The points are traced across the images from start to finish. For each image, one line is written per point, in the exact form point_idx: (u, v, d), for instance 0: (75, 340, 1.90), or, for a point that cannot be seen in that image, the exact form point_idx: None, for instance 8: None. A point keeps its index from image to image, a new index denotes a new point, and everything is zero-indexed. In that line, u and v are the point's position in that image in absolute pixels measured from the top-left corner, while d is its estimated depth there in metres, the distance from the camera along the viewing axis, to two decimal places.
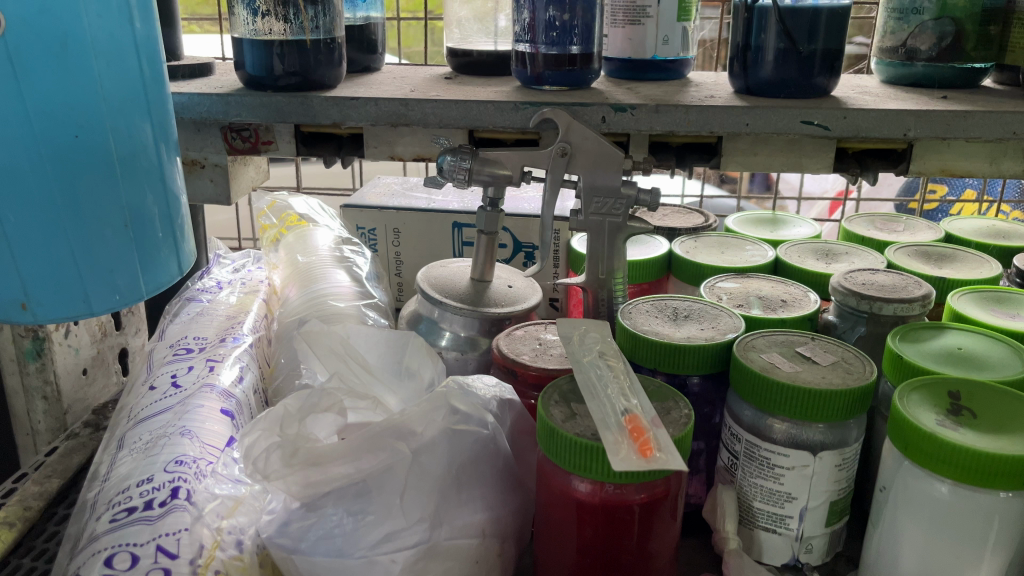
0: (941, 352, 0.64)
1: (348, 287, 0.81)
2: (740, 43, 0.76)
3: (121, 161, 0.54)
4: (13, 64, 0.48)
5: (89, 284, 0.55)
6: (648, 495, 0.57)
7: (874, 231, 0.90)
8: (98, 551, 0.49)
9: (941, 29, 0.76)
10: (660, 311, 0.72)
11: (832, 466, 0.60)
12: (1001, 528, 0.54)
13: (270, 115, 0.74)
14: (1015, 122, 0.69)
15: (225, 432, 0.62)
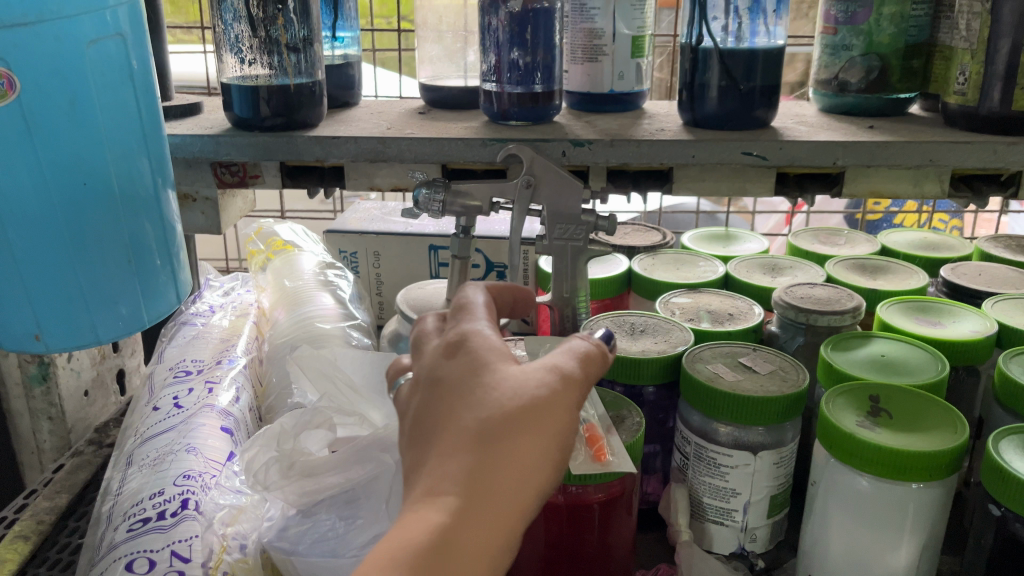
0: (867, 360, 0.72)
1: (333, 309, 0.87)
2: (686, 79, 0.83)
3: (123, 198, 0.67)
4: (29, 125, 0.60)
5: (94, 313, 0.68)
6: (606, 494, 0.64)
7: (817, 245, 0.98)
8: (118, 558, 0.56)
9: (868, 63, 0.84)
10: (619, 327, 0.79)
11: (770, 464, 0.68)
12: (916, 515, 0.61)
13: (257, 153, 0.80)
14: (933, 150, 0.76)
15: (224, 447, 0.68)
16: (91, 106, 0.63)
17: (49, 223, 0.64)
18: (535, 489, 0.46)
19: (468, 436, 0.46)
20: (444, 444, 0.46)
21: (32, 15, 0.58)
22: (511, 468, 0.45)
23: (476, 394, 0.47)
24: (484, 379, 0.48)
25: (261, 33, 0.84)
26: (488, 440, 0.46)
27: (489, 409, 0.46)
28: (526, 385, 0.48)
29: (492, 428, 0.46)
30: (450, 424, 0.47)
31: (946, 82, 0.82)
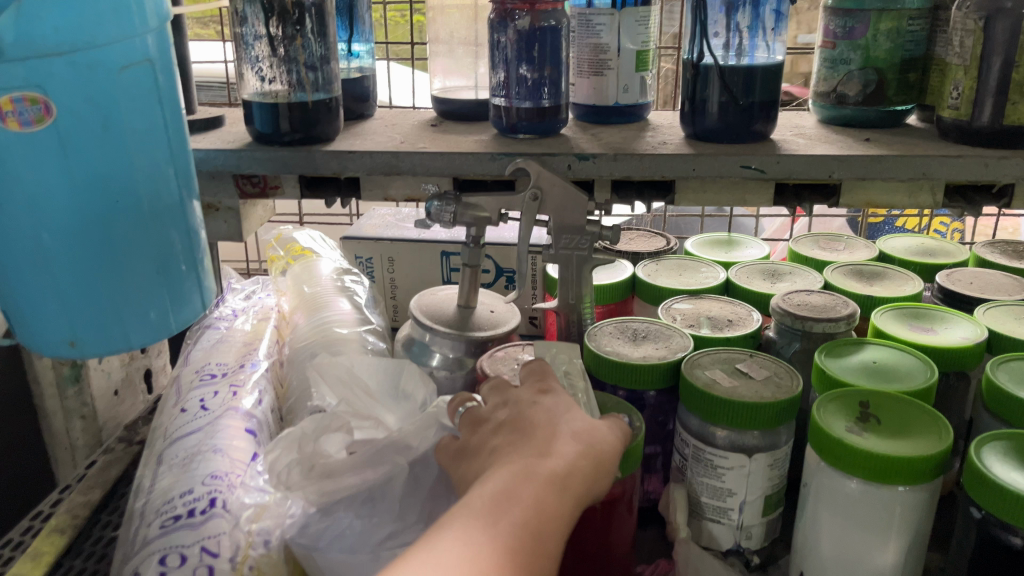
0: (860, 366, 0.75)
1: (350, 314, 0.91)
2: (688, 94, 0.86)
3: (151, 212, 0.70)
4: (64, 147, 0.64)
5: (125, 321, 0.72)
6: (607, 494, 0.68)
7: (817, 251, 1.01)
8: (152, 552, 0.60)
9: (865, 78, 0.87)
10: (622, 333, 0.83)
11: (765, 466, 0.71)
12: (902, 516, 0.65)
13: (277, 167, 0.84)
14: (925, 164, 0.79)
15: (248, 448, 0.73)
16: (122, 128, 0.66)
17: (82, 237, 0.67)
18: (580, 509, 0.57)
19: (568, 444, 0.57)
20: (544, 444, 0.57)
21: (68, 46, 0.61)
22: (594, 476, 0.57)
23: (565, 424, 0.59)
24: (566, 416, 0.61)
25: (280, 51, 0.88)
26: (584, 450, 0.57)
27: (579, 433, 0.58)
28: (601, 425, 0.60)
29: (584, 444, 0.57)
30: (547, 434, 0.58)
31: (941, 96, 0.84)
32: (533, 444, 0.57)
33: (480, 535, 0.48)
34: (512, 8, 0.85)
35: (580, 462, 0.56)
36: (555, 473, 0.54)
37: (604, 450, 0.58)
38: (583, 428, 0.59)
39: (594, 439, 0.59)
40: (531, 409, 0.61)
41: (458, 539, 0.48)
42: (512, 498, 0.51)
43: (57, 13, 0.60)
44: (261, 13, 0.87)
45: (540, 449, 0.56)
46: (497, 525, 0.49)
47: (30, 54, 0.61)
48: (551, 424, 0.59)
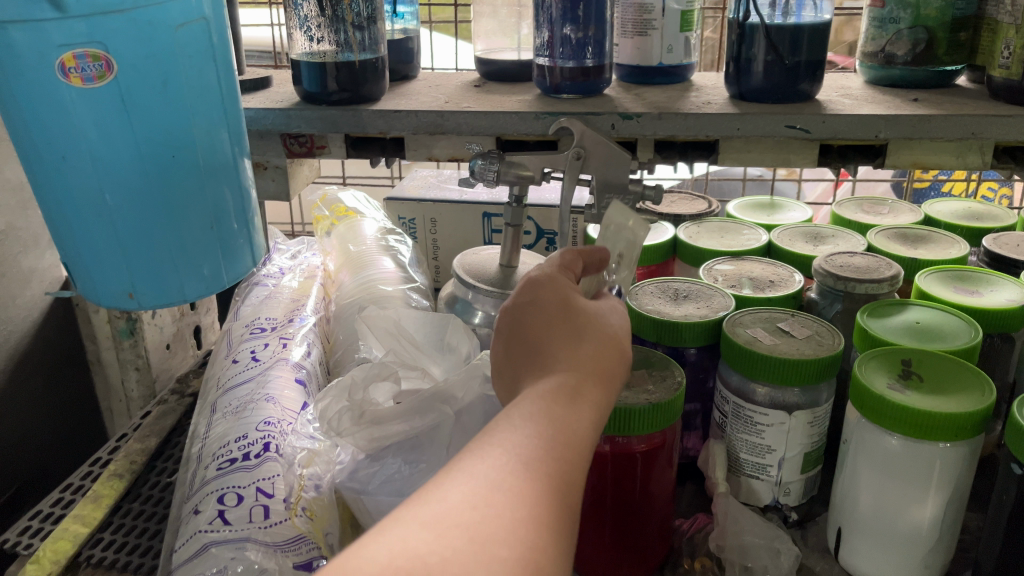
0: (903, 326, 0.75)
1: (394, 272, 0.93)
2: (733, 54, 0.86)
3: (204, 166, 0.72)
4: (124, 103, 0.65)
5: (181, 274, 0.74)
6: (647, 444, 0.69)
7: (860, 214, 1.01)
8: (211, 491, 0.64)
9: (915, 36, 0.86)
10: (663, 292, 0.84)
11: (805, 423, 0.72)
12: (942, 472, 0.65)
13: (324, 126, 0.86)
14: (974, 123, 0.78)
15: (298, 397, 0.75)
16: (179, 85, 0.67)
17: (141, 190, 0.69)
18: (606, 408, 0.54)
19: (597, 346, 0.56)
20: (573, 348, 0.56)
21: (129, 2, 0.63)
22: (607, 381, 0.54)
23: (591, 322, 0.58)
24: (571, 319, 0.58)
25: (328, 11, 0.89)
26: (608, 349, 0.57)
27: (603, 333, 0.57)
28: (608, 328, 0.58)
29: (608, 344, 0.57)
30: (570, 336, 0.57)
31: (993, 55, 0.83)
32: (564, 350, 0.55)
33: (533, 435, 0.47)
34: None
35: (607, 366, 0.56)
36: (592, 376, 0.53)
37: (612, 351, 0.56)
38: (603, 324, 0.58)
39: (615, 339, 0.58)
40: (551, 302, 0.58)
41: (507, 438, 0.46)
42: (550, 404, 0.50)
43: None
44: None
45: (572, 355, 0.55)
46: (546, 426, 0.48)
47: (92, 10, 0.62)
48: (560, 335, 0.56)
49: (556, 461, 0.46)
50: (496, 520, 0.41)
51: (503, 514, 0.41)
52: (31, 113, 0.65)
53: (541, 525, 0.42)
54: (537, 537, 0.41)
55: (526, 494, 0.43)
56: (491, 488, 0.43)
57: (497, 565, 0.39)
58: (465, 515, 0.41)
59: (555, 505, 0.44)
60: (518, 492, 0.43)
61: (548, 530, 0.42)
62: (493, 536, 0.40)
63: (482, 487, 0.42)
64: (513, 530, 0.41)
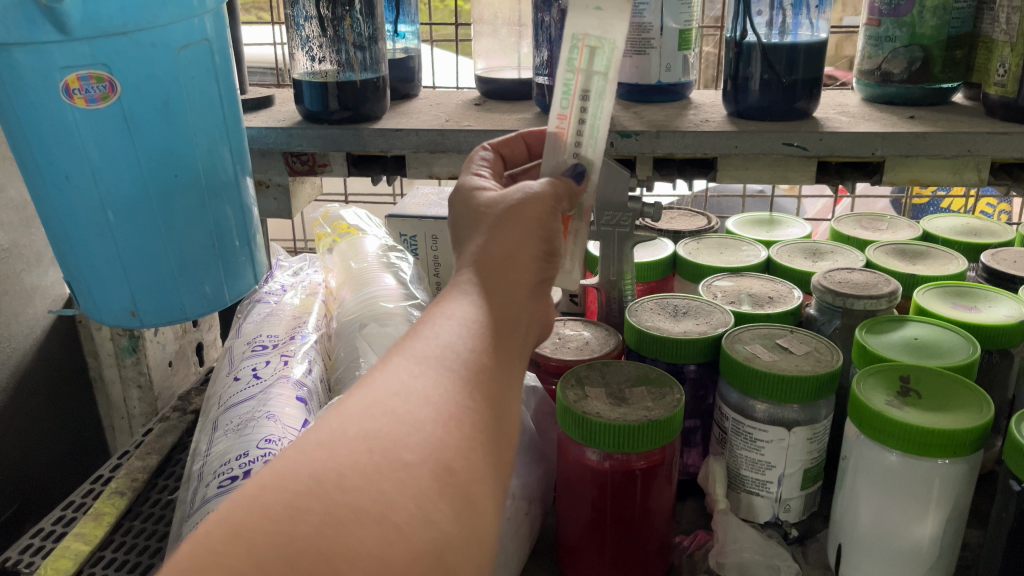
0: (901, 342, 0.75)
1: (395, 289, 0.93)
2: (731, 73, 0.87)
3: (206, 183, 0.72)
4: (128, 122, 0.66)
5: (183, 291, 0.75)
6: (647, 462, 0.69)
7: (859, 230, 1.01)
8: (212, 509, 0.65)
9: (911, 55, 0.87)
10: (662, 308, 0.84)
11: (804, 439, 0.72)
12: (941, 489, 0.65)
13: (326, 144, 0.86)
14: (970, 141, 0.79)
15: (299, 414, 0.76)
16: (182, 103, 0.68)
17: (143, 208, 0.70)
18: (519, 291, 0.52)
19: (504, 236, 0.53)
20: (478, 246, 0.54)
21: (132, 25, 0.63)
22: (503, 269, 0.52)
23: (499, 212, 0.55)
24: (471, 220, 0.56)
25: (330, 32, 0.90)
26: (518, 235, 0.54)
27: (511, 217, 0.54)
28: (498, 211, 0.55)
29: (519, 226, 0.54)
30: (472, 236, 0.55)
31: (988, 73, 0.84)
32: (470, 248, 0.54)
33: (436, 339, 0.46)
34: None
35: (517, 253, 0.53)
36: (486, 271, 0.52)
37: (504, 238, 0.53)
38: (512, 205, 0.55)
39: (529, 215, 0.55)
40: (466, 208, 0.58)
41: (405, 347, 0.45)
42: (452, 305, 0.48)
43: None
44: None
45: (477, 253, 0.53)
46: (448, 330, 0.46)
47: (96, 33, 0.62)
48: (462, 245, 0.56)
49: (458, 359, 0.45)
50: (396, 426, 0.40)
51: (404, 420, 0.40)
52: (36, 133, 0.66)
53: (445, 422, 0.41)
54: (431, 435, 0.40)
55: (427, 395, 0.42)
56: (389, 394, 0.41)
57: (401, 471, 0.38)
58: (364, 427, 0.40)
59: (466, 407, 0.43)
60: (422, 396, 0.42)
61: (457, 429, 0.41)
62: (392, 442, 0.39)
63: (380, 396, 0.41)
64: (417, 436, 0.40)
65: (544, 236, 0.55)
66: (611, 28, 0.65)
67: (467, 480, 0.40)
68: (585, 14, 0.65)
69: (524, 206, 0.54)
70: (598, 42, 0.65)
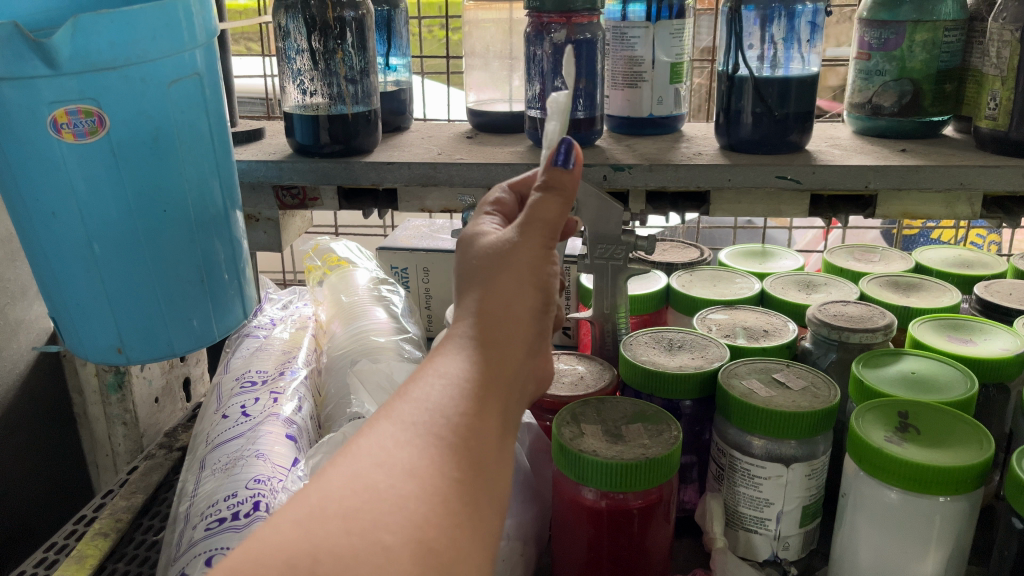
0: (898, 376, 0.75)
1: (386, 323, 0.92)
2: (722, 106, 0.87)
3: (195, 217, 0.71)
4: (116, 156, 0.65)
5: (170, 328, 0.73)
6: (644, 501, 0.68)
7: (852, 262, 1.01)
8: (197, 553, 0.63)
9: (901, 88, 0.87)
10: (657, 342, 0.83)
11: (803, 476, 0.71)
12: (942, 527, 0.64)
13: (318, 178, 0.86)
14: (962, 174, 0.79)
15: (289, 454, 0.74)
16: (171, 136, 0.67)
17: (132, 245, 0.68)
18: (521, 346, 0.52)
19: (502, 286, 0.53)
20: (473, 298, 0.53)
21: (121, 59, 0.63)
22: (505, 324, 0.52)
23: (492, 260, 0.55)
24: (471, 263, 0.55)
25: (321, 65, 0.91)
26: (514, 285, 0.53)
27: (507, 265, 0.54)
28: (499, 258, 0.54)
29: (514, 275, 0.53)
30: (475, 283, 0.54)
31: (978, 106, 0.84)
32: (471, 300, 0.53)
33: (425, 401, 0.45)
34: (548, 21, 0.87)
35: (513, 304, 0.53)
36: (490, 325, 0.51)
37: (507, 289, 0.53)
38: (506, 254, 0.54)
39: (524, 263, 0.54)
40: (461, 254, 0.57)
41: (392, 411, 0.44)
42: (445, 364, 0.48)
43: (112, 27, 0.62)
44: (303, 28, 0.89)
45: (473, 305, 0.53)
46: (438, 390, 0.45)
47: (85, 67, 0.62)
48: (463, 288, 0.55)
49: (446, 424, 0.44)
50: (378, 504, 0.39)
51: (386, 496, 0.39)
52: (22, 167, 0.65)
53: (428, 498, 0.40)
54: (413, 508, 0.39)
55: (410, 469, 0.41)
56: (371, 467, 0.41)
57: (380, 555, 0.37)
58: (344, 504, 0.39)
59: (451, 478, 0.41)
60: (405, 469, 0.41)
61: (441, 503, 0.40)
62: (373, 523, 0.38)
63: (361, 468, 0.41)
64: (400, 514, 0.39)
65: (542, 285, 0.54)
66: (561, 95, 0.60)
67: (450, 560, 0.39)
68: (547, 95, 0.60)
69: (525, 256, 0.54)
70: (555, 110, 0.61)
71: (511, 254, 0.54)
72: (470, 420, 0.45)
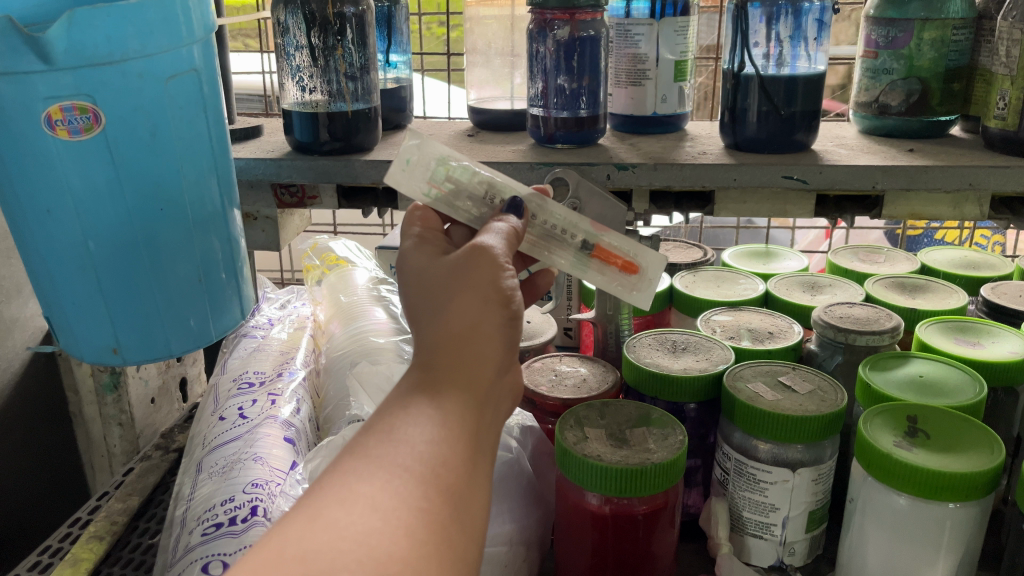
0: (905, 380, 0.74)
1: (386, 323, 0.91)
2: (728, 105, 0.86)
3: (192, 215, 0.70)
4: (113, 153, 0.64)
5: (168, 329, 0.72)
6: (649, 506, 0.67)
7: (856, 263, 1.00)
8: (194, 560, 0.62)
9: (909, 87, 0.86)
10: (661, 344, 0.82)
11: (809, 480, 0.69)
12: (952, 534, 0.63)
13: (316, 176, 0.84)
14: (971, 175, 0.78)
15: (287, 457, 0.73)
16: (169, 133, 0.66)
17: (127, 244, 0.67)
18: (485, 370, 0.48)
19: (462, 309, 0.48)
20: (434, 318, 0.49)
21: (117, 54, 0.61)
22: (466, 353, 0.48)
23: (453, 279, 0.50)
24: (432, 282, 0.51)
25: (321, 61, 0.90)
26: (480, 302, 0.49)
27: (472, 282, 0.49)
28: (460, 280, 0.50)
29: (480, 291, 0.49)
30: (434, 307, 0.50)
31: (987, 106, 0.83)
32: (431, 325, 0.49)
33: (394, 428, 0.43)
34: (551, 18, 0.86)
35: (482, 321, 0.48)
36: (448, 358, 0.47)
37: (469, 312, 0.48)
38: (469, 270, 0.50)
39: (490, 276, 0.50)
40: (423, 269, 0.52)
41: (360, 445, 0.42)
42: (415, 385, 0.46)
43: (108, 22, 0.60)
44: (303, 24, 0.88)
45: (436, 328, 0.49)
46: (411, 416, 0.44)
47: (80, 62, 0.60)
48: (422, 312, 0.50)
49: (417, 457, 0.42)
50: (337, 543, 0.37)
51: (349, 533, 0.38)
52: (18, 167, 0.63)
53: (393, 532, 0.39)
54: (381, 544, 0.38)
55: (375, 503, 0.39)
56: (335, 501, 0.39)
57: None
58: (307, 544, 0.37)
59: (419, 507, 0.40)
60: (369, 503, 0.39)
61: (406, 536, 0.39)
62: (336, 563, 0.37)
63: (325, 503, 0.39)
64: (361, 550, 0.37)
65: (505, 300, 0.49)
66: (427, 154, 0.67)
67: None
68: (402, 172, 0.67)
69: (482, 274, 0.50)
70: (440, 169, 0.67)
71: (471, 274, 0.50)
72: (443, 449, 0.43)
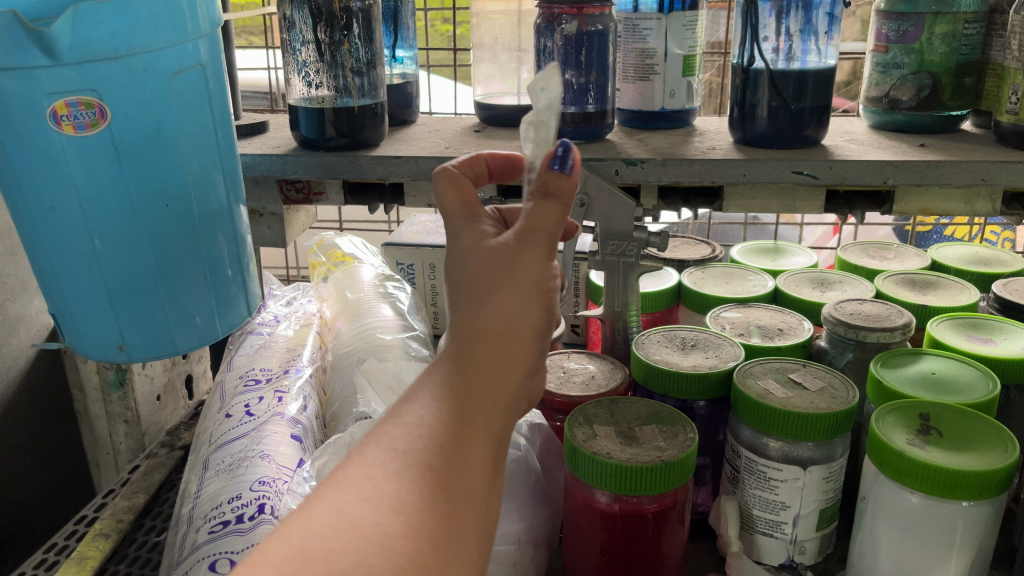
0: (917, 377, 0.73)
1: (392, 320, 0.90)
2: (738, 99, 0.85)
3: (198, 212, 0.69)
4: (117, 148, 0.63)
5: (173, 326, 0.71)
6: (659, 504, 0.66)
7: (866, 259, 1.00)
8: (201, 558, 0.61)
9: (920, 81, 0.85)
10: (670, 341, 0.81)
11: (820, 478, 0.69)
12: (965, 534, 0.62)
13: (323, 172, 0.84)
14: (983, 170, 0.77)
15: (294, 454, 0.72)
16: (174, 129, 0.65)
17: (131, 239, 0.66)
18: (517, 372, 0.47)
19: (502, 309, 0.47)
20: (471, 308, 0.48)
21: (122, 49, 0.61)
22: (500, 353, 0.47)
23: (494, 271, 0.48)
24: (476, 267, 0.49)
25: (327, 56, 0.89)
26: (520, 302, 0.48)
27: (515, 279, 0.48)
28: (505, 275, 0.48)
29: (523, 292, 0.48)
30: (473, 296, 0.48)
31: (999, 101, 0.82)
32: (467, 317, 0.48)
33: (409, 425, 0.43)
34: (559, 12, 0.86)
35: (518, 322, 0.47)
36: (481, 357, 0.46)
37: (509, 313, 0.47)
38: (514, 265, 0.48)
39: (534, 275, 0.48)
40: (465, 251, 0.50)
41: (371, 441, 0.42)
42: (427, 383, 0.46)
43: (113, 16, 0.60)
44: (309, 19, 0.87)
45: (472, 322, 0.47)
46: (427, 414, 0.43)
47: (84, 57, 0.60)
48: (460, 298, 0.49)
49: (435, 453, 0.42)
50: (356, 544, 0.37)
51: (369, 533, 0.37)
52: (19, 160, 0.63)
53: (413, 532, 0.38)
54: (399, 545, 0.37)
55: (394, 502, 0.39)
56: (355, 501, 0.39)
57: None
58: (325, 544, 0.37)
59: (437, 507, 0.40)
60: (389, 502, 0.39)
61: (426, 538, 0.38)
62: (354, 565, 0.36)
63: (345, 502, 0.39)
64: (381, 553, 0.37)
65: (545, 305, 0.48)
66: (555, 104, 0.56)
67: None
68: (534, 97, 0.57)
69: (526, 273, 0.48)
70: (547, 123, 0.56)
71: (517, 270, 0.48)
72: (459, 446, 0.43)
